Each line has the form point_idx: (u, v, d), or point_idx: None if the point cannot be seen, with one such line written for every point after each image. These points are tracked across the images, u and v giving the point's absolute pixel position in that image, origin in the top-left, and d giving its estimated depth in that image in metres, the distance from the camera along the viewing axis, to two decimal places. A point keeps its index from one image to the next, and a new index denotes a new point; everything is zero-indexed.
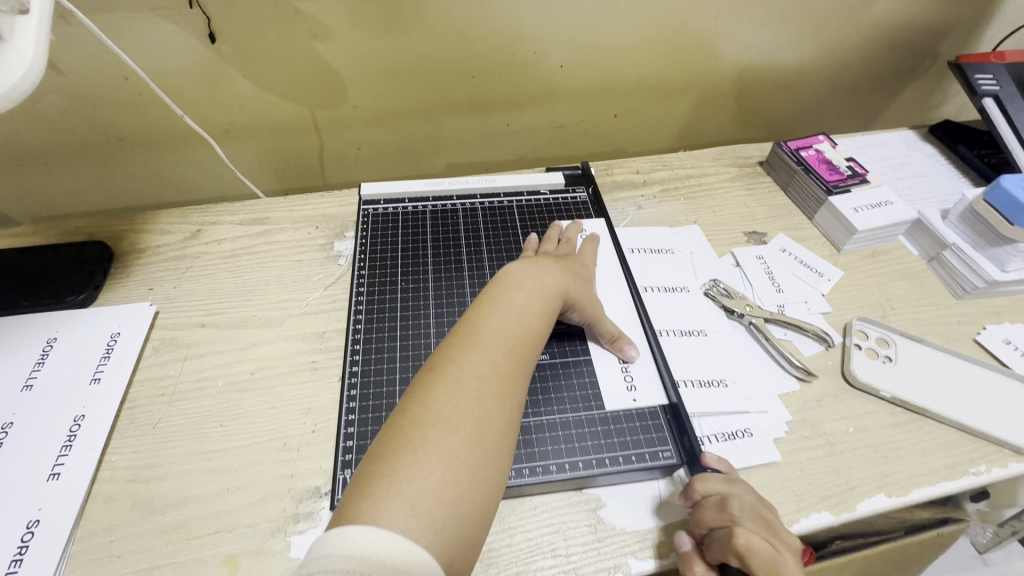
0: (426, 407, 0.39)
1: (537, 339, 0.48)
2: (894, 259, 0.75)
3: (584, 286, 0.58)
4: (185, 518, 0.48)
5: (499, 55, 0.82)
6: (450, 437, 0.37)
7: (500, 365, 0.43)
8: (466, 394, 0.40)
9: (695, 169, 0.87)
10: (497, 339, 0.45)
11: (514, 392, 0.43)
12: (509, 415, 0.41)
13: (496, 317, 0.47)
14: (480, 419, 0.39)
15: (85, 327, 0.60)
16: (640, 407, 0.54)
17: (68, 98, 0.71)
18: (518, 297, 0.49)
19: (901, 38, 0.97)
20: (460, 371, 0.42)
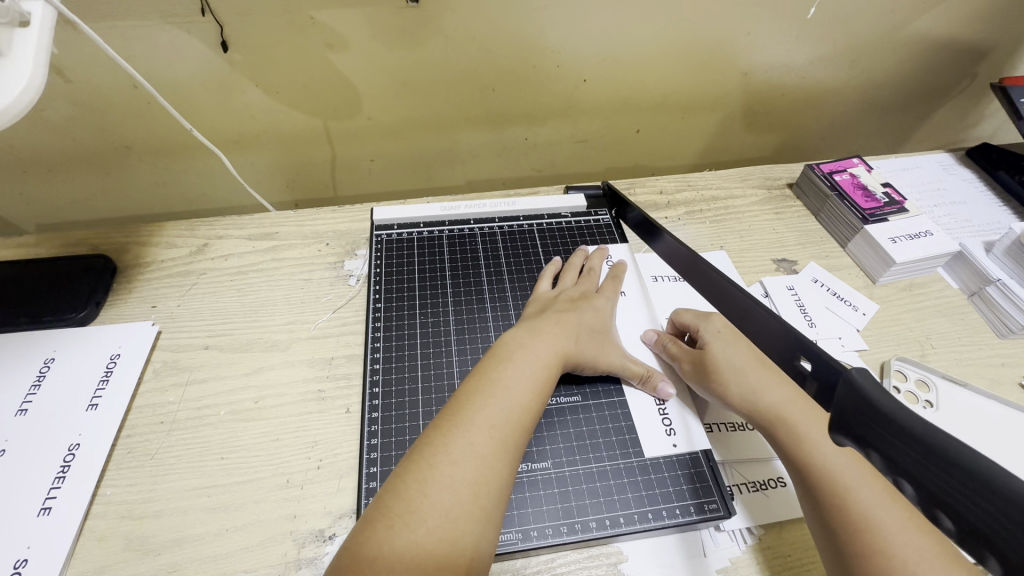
0: (398, 495, 0.39)
1: (529, 417, 0.46)
2: (933, 292, 0.71)
3: (593, 340, 0.55)
4: (180, 560, 0.45)
5: (520, 69, 0.78)
6: (415, 531, 0.37)
7: (481, 449, 0.42)
8: (439, 483, 0.39)
9: (721, 190, 0.83)
10: (483, 418, 0.44)
11: (496, 477, 0.41)
12: (486, 507, 0.39)
13: (486, 393, 0.46)
14: (451, 512, 0.38)
15: (84, 348, 0.57)
16: (680, 454, 0.52)
17: (75, 105, 0.68)
18: (511, 370, 0.48)
19: (938, 57, 0.93)
20: (436, 457, 0.41)
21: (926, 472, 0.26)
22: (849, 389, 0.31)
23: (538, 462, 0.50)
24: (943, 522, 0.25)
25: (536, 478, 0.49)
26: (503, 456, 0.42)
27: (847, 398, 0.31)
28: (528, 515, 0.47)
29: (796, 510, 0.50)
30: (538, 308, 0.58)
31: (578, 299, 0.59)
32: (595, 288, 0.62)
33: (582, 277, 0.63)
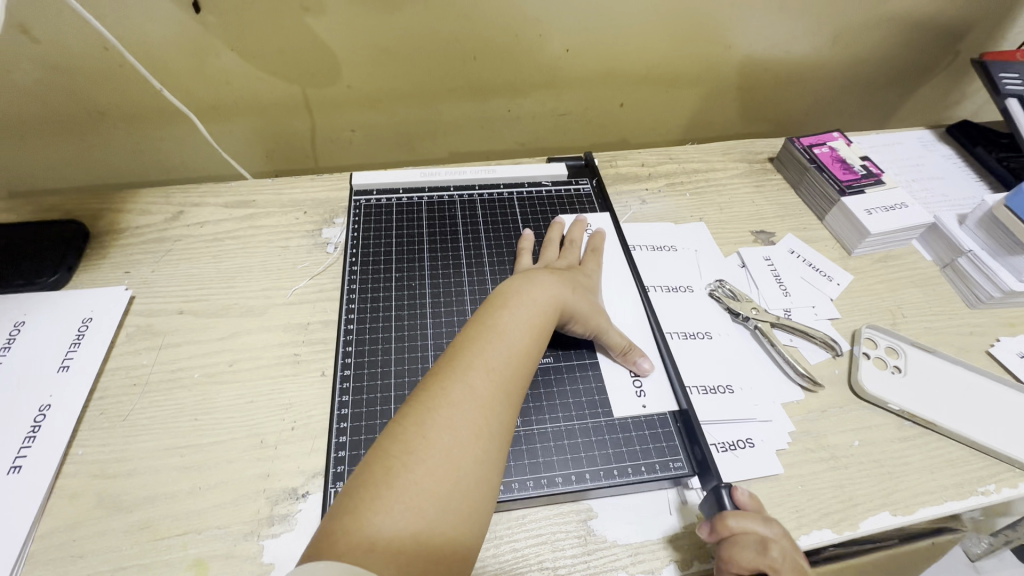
0: (396, 440, 0.39)
1: (523, 365, 0.46)
2: (907, 264, 0.72)
3: (584, 298, 0.55)
4: (152, 517, 0.45)
5: (501, 38, 0.78)
6: (415, 475, 0.37)
7: (480, 394, 0.42)
8: (440, 426, 0.39)
9: (702, 163, 0.84)
10: (478, 363, 0.44)
11: (496, 418, 0.42)
12: (486, 451, 0.40)
13: (484, 339, 0.46)
14: (451, 453, 0.38)
15: (55, 311, 0.57)
16: (649, 414, 0.53)
17: (44, 68, 0.67)
18: (507, 318, 0.48)
19: (922, 33, 0.93)
20: (435, 401, 0.41)
21: None
22: None
23: None
24: None
25: None
26: (502, 400, 0.43)
27: None
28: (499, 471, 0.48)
29: (763, 469, 0.51)
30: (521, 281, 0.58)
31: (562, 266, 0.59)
32: (578, 260, 0.62)
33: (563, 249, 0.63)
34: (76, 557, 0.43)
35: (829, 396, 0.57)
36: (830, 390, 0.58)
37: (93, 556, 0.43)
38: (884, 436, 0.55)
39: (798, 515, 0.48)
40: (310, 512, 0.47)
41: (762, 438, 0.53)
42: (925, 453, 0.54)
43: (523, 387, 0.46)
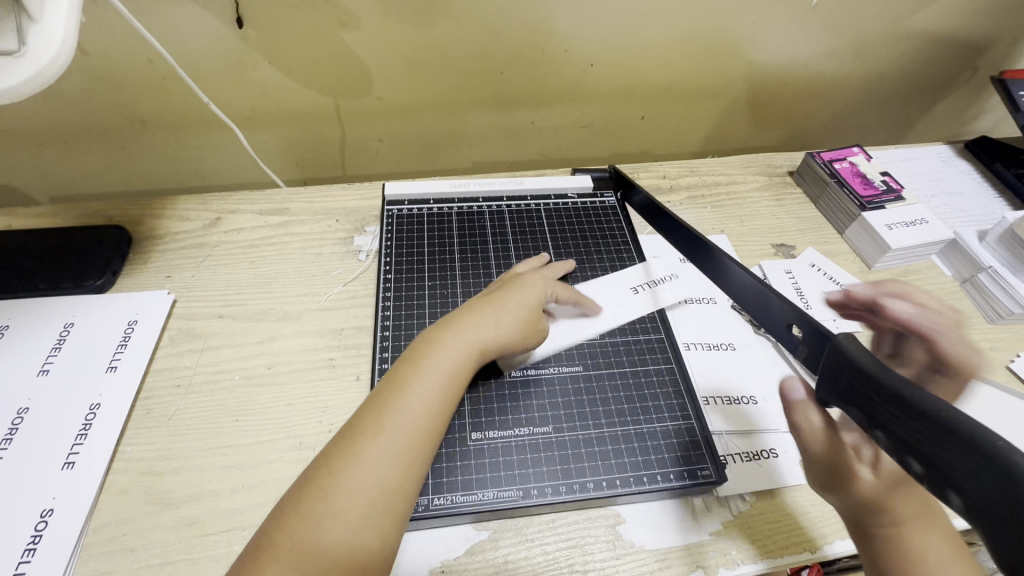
0: (333, 449, 0.40)
1: (462, 380, 0.46)
2: (927, 279, 0.73)
3: (517, 322, 0.52)
4: (198, 514, 0.47)
5: (529, 53, 0.80)
6: (339, 485, 0.37)
7: (404, 424, 0.41)
8: (373, 438, 0.40)
9: (723, 176, 0.85)
10: (399, 388, 0.43)
11: (416, 448, 0.41)
12: (412, 464, 0.40)
13: (412, 365, 0.45)
14: (364, 486, 0.38)
15: (102, 313, 0.59)
16: (621, 428, 0.53)
17: (91, 78, 0.70)
18: (462, 327, 0.49)
19: (941, 50, 0.94)
20: (356, 433, 0.40)
21: (939, 447, 0.29)
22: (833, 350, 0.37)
23: (539, 427, 0.52)
24: (913, 466, 0.31)
25: (536, 441, 0.52)
26: (433, 419, 0.42)
27: (832, 357, 0.37)
28: (531, 476, 0.49)
29: (787, 480, 0.52)
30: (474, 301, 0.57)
31: (505, 284, 0.57)
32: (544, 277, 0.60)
33: (530, 266, 0.63)
34: (127, 551, 0.45)
35: None
36: None
37: (143, 550, 0.45)
38: None
39: (822, 525, 0.49)
40: None
41: (786, 448, 0.54)
42: None
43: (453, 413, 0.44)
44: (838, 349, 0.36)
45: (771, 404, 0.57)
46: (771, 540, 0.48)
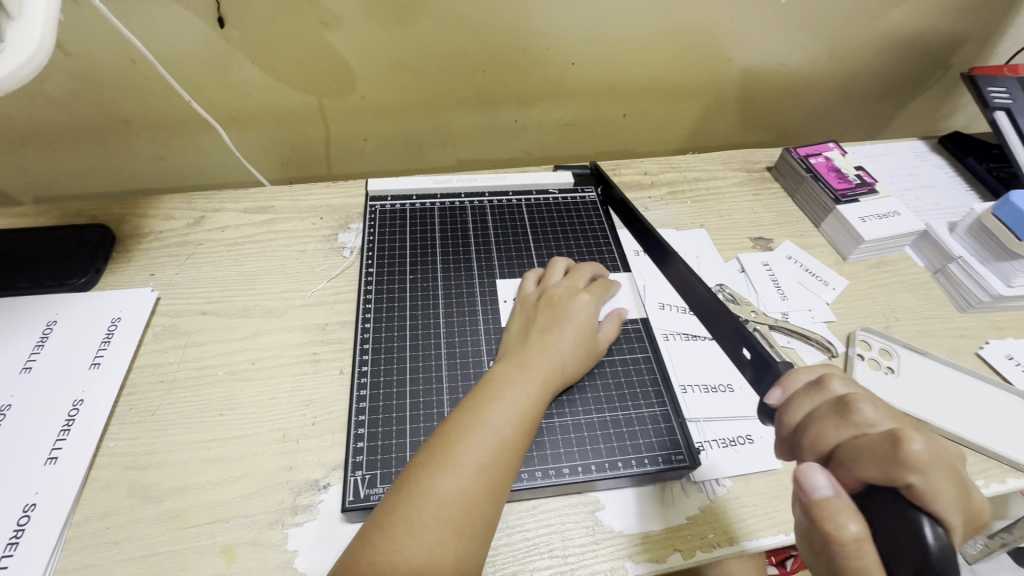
0: (429, 456, 0.42)
1: (543, 407, 0.48)
2: (899, 270, 0.74)
3: (582, 352, 0.54)
4: (182, 507, 0.48)
5: (510, 51, 0.81)
6: (440, 488, 0.40)
7: (498, 439, 0.43)
8: (467, 447, 0.42)
9: (703, 172, 0.87)
10: (495, 406, 0.45)
11: (506, 465, 0.43)
12: (501, 478, 0.42)
13: (501, 384, 0.48)
14: (462, 495, 0.40)
15: (86, 311, 0.59)
16: (601, 416, 0.54)
17: (73, 79, 0.70)
18: (539, 360, 0.51)
19: (914, 47, 0.97)
20: (455, 443, 0.42)
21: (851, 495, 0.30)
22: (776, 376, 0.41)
23: None
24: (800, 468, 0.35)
25: None
26: (522, 440, 0.45)
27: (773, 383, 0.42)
28: None
29: (762, 464, 0.53)
30: (524, 318, 0.57)
31: (560, 301, 0.56)
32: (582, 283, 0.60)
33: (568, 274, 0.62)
34: (110, 544, 0.45)
35: None
36: None
37: (126, 543, 0.46)
38: None
39: None
40: (331, 502, 0.49)
41: (762, 434, 0.56)
42: None
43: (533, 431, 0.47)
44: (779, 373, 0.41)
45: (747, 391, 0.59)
46: (746, 523, 0.50)
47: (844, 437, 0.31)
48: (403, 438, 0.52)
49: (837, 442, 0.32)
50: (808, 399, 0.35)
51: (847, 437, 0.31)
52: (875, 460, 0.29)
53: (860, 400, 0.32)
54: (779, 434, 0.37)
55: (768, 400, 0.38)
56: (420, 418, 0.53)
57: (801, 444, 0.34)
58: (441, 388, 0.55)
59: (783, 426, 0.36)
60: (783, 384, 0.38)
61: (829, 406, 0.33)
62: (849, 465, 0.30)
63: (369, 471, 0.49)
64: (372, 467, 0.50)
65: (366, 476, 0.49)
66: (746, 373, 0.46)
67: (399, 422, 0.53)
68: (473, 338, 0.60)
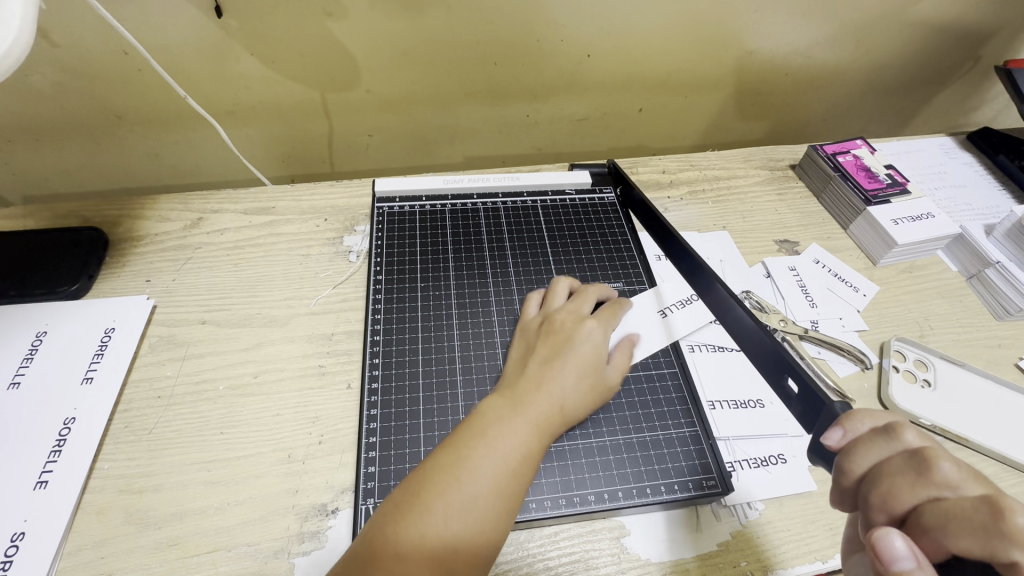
0: (399, 497, 0.39)
1: (536, 447, 0.43)
2: (931, 275, 0.71)
3: (585, 388, 0.48)
4: (182, 534, 0.45)
5: (523, 42, 0.77)
6: (406, 534, 0.36)
7: (476, 483, 0.39)
8: (441, 491, 0.38)
9: (724, 170, 0.83)
10: (480, 446, 0.41)
11: (484, 516, 0.38)
12: (477, 529, 0.37)
13: (490, 420, 0.43)
14: (429, 544, 0.36)
15: (78, 320, 0.56)
16: (628, 437, 0.51)
17: (62, 72, 0.66)
18: (532, 394, 0.45)
19: (944, 39, 0.92)
20: (429, 483, 0.39)
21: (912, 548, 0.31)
22: (830, 417, 0.39)
23: None
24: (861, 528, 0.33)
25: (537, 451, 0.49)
26: (505, 485, 0.40)
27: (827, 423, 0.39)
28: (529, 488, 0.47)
29: (796, 486, 0.50)
30: (527, 347, 0.52)
31: (562, 328, 0.51)
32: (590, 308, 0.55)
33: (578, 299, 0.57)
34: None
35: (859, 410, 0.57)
36: (860, 403, 0.57)
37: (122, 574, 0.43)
38: None
39: (833, 534, 0.48)
40: (340, 528, 0.46)
41: (795, 453, 0.52)
42: None
43: (523, 479, 0.41)
44: (834, 415, 0.38)
45: (776, 407, 0.56)
46: (781, 550, 0.47)
47: (923, 497, 0.30)
48: (417, 462, 0.48)
49: (917, 502, 0.30)
50: (874, 448, 0.34)
51: (926, 498, 0.30)
52: (969, 532, 0.27)
53: (940, 455, 0.30)
54: (835, 482, 0.35)
55: (825, 441, 0.36)
56: (435, 440, 0.50)
57: (867, 499, 0.33)
58: (455, 407, 0.52)
59: (843, 476, 0.34)
60: (844, 425, 0.36)
61: (901, 460, 0.32)
62: (938, 534, 0.29)
63: (382, 498, 0.46)
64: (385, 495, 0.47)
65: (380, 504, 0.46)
66: (791, 407, 0.43)
67: (413, 444, 0.50)
68: (488, 353, 0.56)
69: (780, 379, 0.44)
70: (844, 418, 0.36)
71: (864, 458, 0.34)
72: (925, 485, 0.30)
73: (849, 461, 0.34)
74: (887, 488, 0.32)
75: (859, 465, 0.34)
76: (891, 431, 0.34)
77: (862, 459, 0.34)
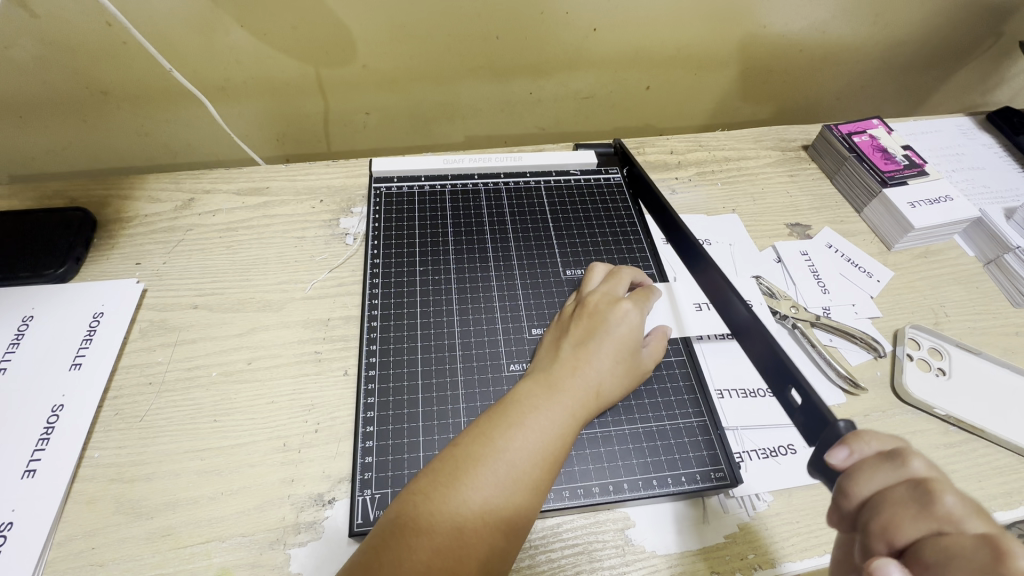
0: (432, 486, 0.38)
1: (571, 437, 0.43)
2: (947, 260, 0.69)
3: (618, 375, 0.48)
4: (174, 524, 0.43)
5: (526, 15, 0.73)
6: (440, 523, 0.36)
7: (509, 473, 0.39)
8: (475, 481, 0.38)
9: (734, 151, 0.80)
10: (515, 435, 0.40)
11: (518, 507, 0.38)
12: (509, 519, 0.38)
13: (525, 408, 0.42)
14: (462, 535, 0.36)
15: (66, 304, 0.54)
16: (634, 427, 0.50)
17: (44, 45, 0.63)
18: (569, 381, 0.45)
19: (966, 13, 0.88)
20: (462, 472, 0.38)
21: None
22: (831, 434, 0.36)
23: None
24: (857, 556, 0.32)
25: None
26: (541, 478, 0.40)
27: (826, 440, 0.37)
28: None
29: (806, 477, 0.49)
30: (558, 329, 0.51)
31: (597, 310, 0.50)
32: (625, 289, 0.53)
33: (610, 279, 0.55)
34: (95, 566, 0.41)
35: (871, 399, 0.55)
36: (873, 392, 0.56)
37: (113, 565, 0.41)
38: (929, 442, 0.52)
39: None
40: (337, 519, 0.45)
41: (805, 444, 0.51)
42: (972, 461, 0.51)
43: (555, 468, 0.41)
44: (837, 431, 0.36)
45: None
46: (790, 543, 0.45)
47: (923, 531, 0.29)
48: (416, 452, 0.47)
49: (916, 536, 0.29)
50: (879, 473, 0.32)
51: (927, 530, 0.28)
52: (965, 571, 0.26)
53: (944, 488, 0.29)
54: (836, 507, 0.34)
55: (830, 459, 0.34)
56: (434, 430, 0.48)
57: (865, 527, 0.31)
58: (456, 395, 0.50)
59: (845, 499, 0.33)
60: (850, 445, 0.34)
61: (905, 490, 0.30)
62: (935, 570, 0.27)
63: (379, 489, 0.45)
64: (382, 486, 0.45)
65: (377, 496, 0.45)
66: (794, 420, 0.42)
67: (411, 433, 0.48)
68: (489, 340, 0.54)
69: (787, 390, 0.42)
70: (851, 437, 0.34)
71: (868, 484, 0.32)
72: (926, 518, 0.29)
73: (852, 484, 0.32)
74: (887, 518, 0.30)
75: (861, 491, 0.32)
76: (899, 458, 0.32)
77: (866, 484, 0.32)
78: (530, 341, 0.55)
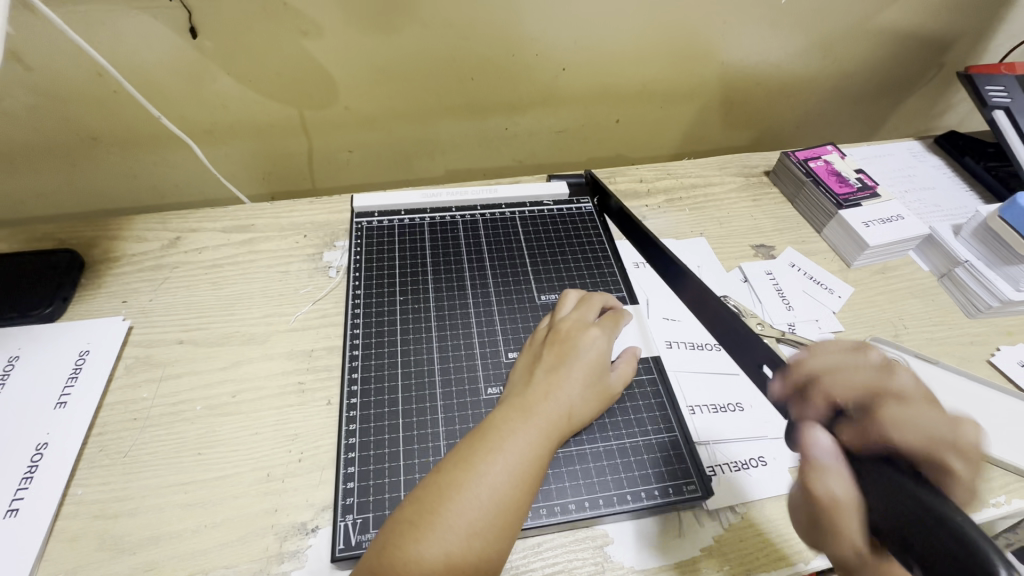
0: (418, 514, 0.39)
1: (548, 459, 0.45)
2: (904, 275, 0.73)
3: (589, 398, 0.50)
4: (157, 559, 0.44)
5: (499, 56, 0.78)
6: (428, 551, 0.37)
7: (492, 497, 0.40)
8: (458, 507, 0.39)
9: (700, 178, 0.84)
10: (495, 458, 0.42)
11: (503, 528, 0.40)
12: (495, 542, 0.39)
13: (502, 433, 0.44)
14: (452, 559, 0.37)
15: (52, 343, 0.55)
16: (608, 445, 0.51)
17: (36, 95, 0.66)
18: (543, 405, 0.47)
19: (907, 47, 0.96)
20: (446, 499, 0.39)
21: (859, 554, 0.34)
22: None
23: None
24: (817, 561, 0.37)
25: None
26: (523, 498, 0.41)
27: None
28: None
29: (776, 488, 0.50)
30: (530, 355, 0.53)
31: (567, 337, 0.52)
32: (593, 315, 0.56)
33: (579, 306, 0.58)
34: None
35: None
36: None
37: None
38: None
39: None
40: (320, 547, 0.45)
41: (774, 455, 0.53)
42: None
43: (535, 488, 0.43)
44: None
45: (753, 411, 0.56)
46: (764, 554, 0.47)
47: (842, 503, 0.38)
48: (396, 476, 0.48)
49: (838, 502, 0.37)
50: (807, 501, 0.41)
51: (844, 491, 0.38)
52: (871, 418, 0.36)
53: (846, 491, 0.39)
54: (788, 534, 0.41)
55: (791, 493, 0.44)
56: (414, 454, 0.49)
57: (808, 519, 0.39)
58: (435, 419, 0.52)
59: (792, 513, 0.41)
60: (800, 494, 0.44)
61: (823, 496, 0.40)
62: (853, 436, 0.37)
63: (360, 514, 0.46)
64: (363, 511, 0.46)
65: (358, 521, 0.45)
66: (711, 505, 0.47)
67: (391, 458, 0.49)
68: (468, 365, 0.56)
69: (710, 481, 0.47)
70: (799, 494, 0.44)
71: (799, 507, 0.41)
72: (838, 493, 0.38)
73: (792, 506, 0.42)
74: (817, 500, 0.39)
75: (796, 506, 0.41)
76: None
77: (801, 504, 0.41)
78: (506, 365, 0.57)
